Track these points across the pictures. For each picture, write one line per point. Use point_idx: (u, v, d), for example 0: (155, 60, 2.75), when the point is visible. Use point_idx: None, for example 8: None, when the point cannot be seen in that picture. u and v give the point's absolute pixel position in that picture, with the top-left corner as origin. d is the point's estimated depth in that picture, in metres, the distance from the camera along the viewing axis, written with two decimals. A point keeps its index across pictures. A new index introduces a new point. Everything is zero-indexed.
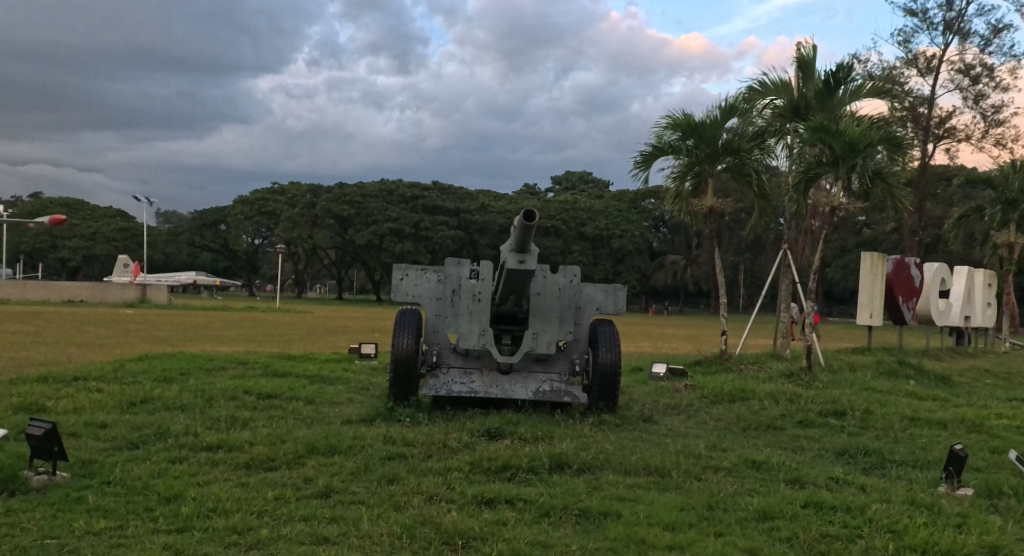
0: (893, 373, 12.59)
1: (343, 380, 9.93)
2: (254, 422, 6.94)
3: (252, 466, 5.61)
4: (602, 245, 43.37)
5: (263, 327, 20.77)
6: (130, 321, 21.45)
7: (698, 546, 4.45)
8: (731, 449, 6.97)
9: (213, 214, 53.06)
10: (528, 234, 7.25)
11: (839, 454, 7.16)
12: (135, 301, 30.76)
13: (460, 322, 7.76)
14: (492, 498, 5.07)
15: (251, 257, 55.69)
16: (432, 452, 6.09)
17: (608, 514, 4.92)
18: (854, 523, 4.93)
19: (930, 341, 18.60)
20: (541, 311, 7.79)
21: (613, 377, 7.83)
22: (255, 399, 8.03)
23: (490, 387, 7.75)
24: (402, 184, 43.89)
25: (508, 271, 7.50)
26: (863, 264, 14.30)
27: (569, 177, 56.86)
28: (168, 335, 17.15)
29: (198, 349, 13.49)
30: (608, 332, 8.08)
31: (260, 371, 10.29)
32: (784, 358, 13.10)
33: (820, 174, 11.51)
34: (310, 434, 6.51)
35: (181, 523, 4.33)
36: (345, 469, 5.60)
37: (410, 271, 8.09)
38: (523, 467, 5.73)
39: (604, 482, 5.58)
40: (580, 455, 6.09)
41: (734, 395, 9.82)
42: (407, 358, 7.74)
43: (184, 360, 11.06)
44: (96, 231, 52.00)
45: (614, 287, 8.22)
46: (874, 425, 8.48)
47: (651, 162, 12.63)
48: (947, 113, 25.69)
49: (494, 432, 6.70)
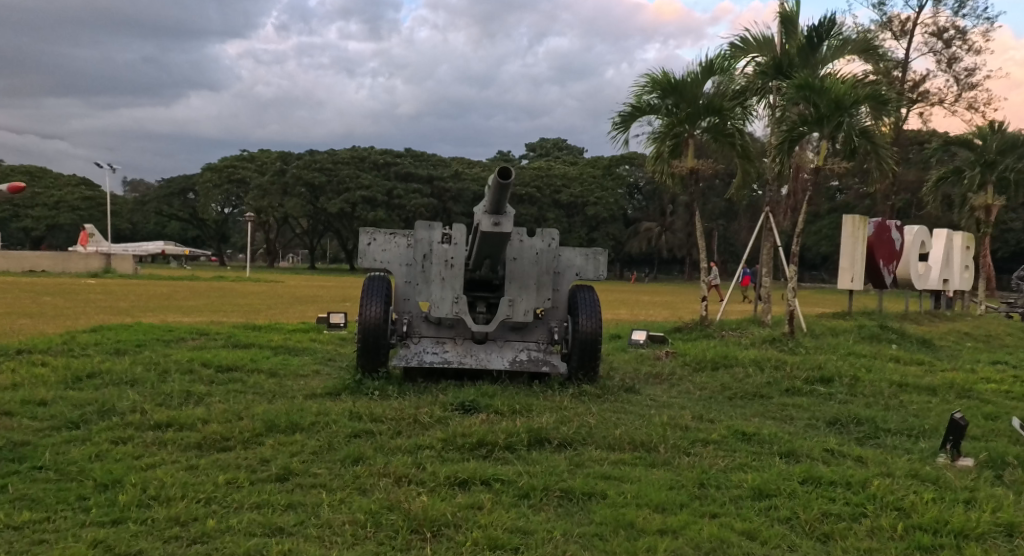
0: (875, 338, 12.32)
1: (309, 351, 9.47)
2: (211, 397, 6.48)
3: (204, 447, 5.16)
4: (577, 212, 43.00)
5: (230, 297, 20.19)
6: (94, 292, 20.69)
7: (692, 530, 4.06)
8: (718, 419, 6.60)
9: (181, 182, 51.98)
10: (504, 193, 6.74)
11: (830, 423, 6.82)
12: (100, 271, 29.88)
13: (431, 289, 7.28)
14: (465, 478, 4.65)
15: (220, 227, 54.66)
16: (403, 429, 5.66)
17: (593, 495, 4.51)
18: (856, 499, 4.54)
19: (908, 304, 18.41)
20: (517, 276, 7.33)
21: (594, 346, 7.42)
22: (213, 372, 7.56)
23: (465, 357, 7.35)
24: (373, 151, 43.12)
25: (482, 234, 7.01)
26: (844, 226, 13.91)
27: (543, 144, 56.22)
28: (130, 306, 16.54)
29: (162, 320, 12.93)
30: (588, 299, 7.65)
31: (221, 342, 9.80)
32: (764, 324, 12.77)
33: (804, 133, 11.08)
34: (270, 411, 6.06)
35: (115, 514, 3.89)
36: (306, 448, 5.17)
37: (378, 236, 7.61)
38: (500, 444, 5.31)
39: (587, 459, 5.18)
40: (560, 429, 5.68)
41: (716, 362, 9.47)
42: (376, 328, 7.27)
43: (142, 331, 10.54)
44: (60, 199, 50.68)
45: (594, 251, 7.79)
46: (863, 392, 8.16)
47: (631, 123, 12.16)
48: (922, 77, 25.39)
49: (469, 405, 6.28)
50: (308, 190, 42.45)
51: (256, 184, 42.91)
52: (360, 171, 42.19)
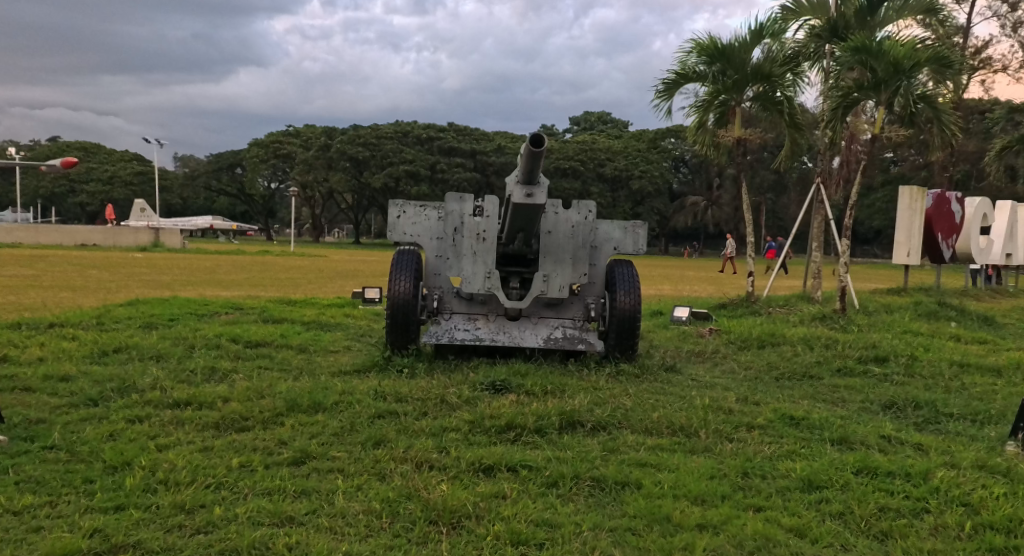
0: (932, 316, 11.79)
1: (342, 326, 9.26)
2: (236, 374, 6.29)
3: (221, 427, 4.94)
4: (622, 186, 42.50)
5: (273, 272, 20.08)
6: (141, 265, 20.72)
7: (734, 526, 3.74)
8: (764, 402, 6.24)
9: (229, 157, 52.30)
10: (537, 162, 6.38)
11: (885, 407, 6.41)
12: (149, 245, 30.14)
13: (463, 264, 6.99)
14: (491, 464, 4.38)
15: (267, 201, 55.00)
16: (428, 410, 5.40)
17: (627, 484, 4.22)
18: (917, 493, 4.17)
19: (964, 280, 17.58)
20: (552, 250, 7.01)
21: (632, 323, 7.08)
22: (240, 348, 7.38)
23: (497, 334, 7.08)
24: (417, 125, 42.81)
25: (514, 205, 6.69)
26: (901, 198, 13.28)
27: (589, 117, 55.51)
28: (173, 280, 16.49)
29: (200, 294, 12.83)
30: (626, 274, 7.30)
31: (254, 317, 9.64)
32: (814, 301, 12.27)
33: (860, 99, 10.56)
34: (294, 389, 5.84)
35: (118, 499, 3.68)
36: (326, 430, 4.94)
37: (408, 208, 7.34)
38: (530, 428, 5.03)
39: (622, 444, 4.88)
40: (594, 412, 5.38)
41: (763, 341, 9.07)
42: (405, 304, 7.01)
43: (177, 305, 10.42)
44: (112, 174, 51.21)
45: (633, 224, 7.45)
46: (921, 372, 7.73)
47: (675, 90, 11.72)
48: (984, 43, 24.33)
49: (499, 385, 6.00)
50: (353, 165, 42.36)
51: (301, 159, 42.95)
52: (404, 146, 41.97)
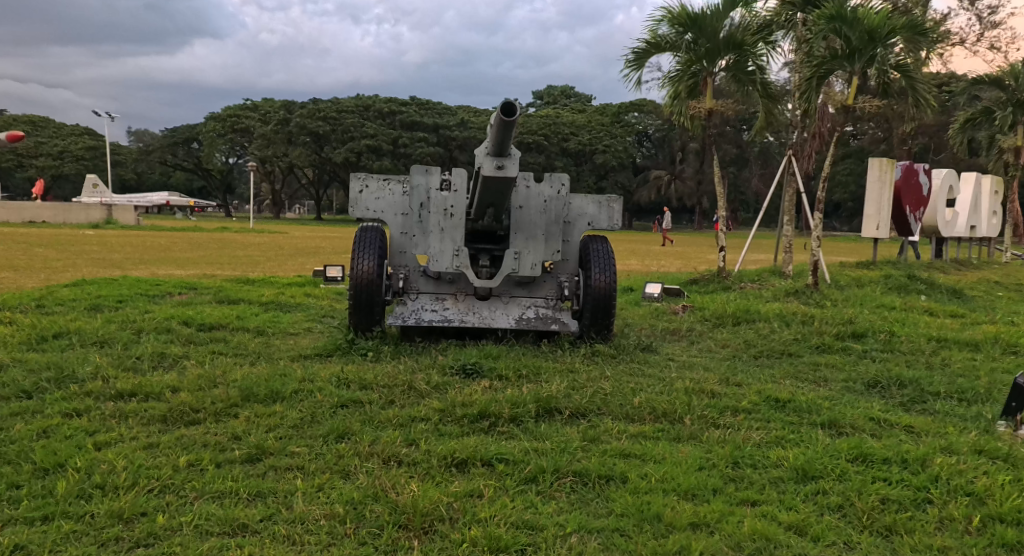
0: (903, 289, 11.65)
1: (302, 307, 8.85)
2: (187, 360, 5.90)
3: (169, 420, 4.55)
4: (586, 160, 42.27)
5: (230, 249, 19.49)
6: (91, 243, 19.97)
7: (728, 524, 3.48)
8: (746, 383, 5.99)
9: (185, 132, 51.05)
10: (508, 132, 5.99)
11: (869, 386, 6.18)
12: (101, 222, 29.22)
13: (430, 241, 6.63)
14: (464, 458, 4.06)
15: (226, 177, 53.91)
16: (395, 398, 5.06)
17: (611, 478, 3.93)
18: (917, 480, 3.92)
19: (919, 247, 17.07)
20: (524, 226, 6.67)
21: (608, 301, 6.76)
22: (193, 331, 6.97)
23: (467, 315, 6.74)
24: (378, 99, 42.04)
25: (483, 178, 6.30)
26: (870, 170, 12.98)
27: (551, 91, 55.07)
28: (125, 258, 15.88)
29: (153, 273, 12.31)
30: (601, 250, 6.97)
31: (209, 297, 9.19)
32: (785, 275, 12.06)
33: (833, 69, 10.30)
34: (250, 376, 5.47)
35: (47, 507, 3.34)
36: (285, 422, 4.58)
37: (370, 182, 7.01)
38: (505, 417, 4.72)
39: (603, 433, 4.59)
40: (572, 397, 5.07)
41: (738, 317, 8.82)
42: (369, 284, 6.63)
43: (126, 285, 9.91)
44: (64, 149, 49.70)
45: (608, 199, 7.16)
46: (900, 348, 7.53)
47: (645, 60, 11.39)
48: (944, 15, 24.29)
49: (471, 368, 5.67)
50: (313, 140, 41.52)
51: (260, 133, 41.98)
52: (365, 120, 41.22)
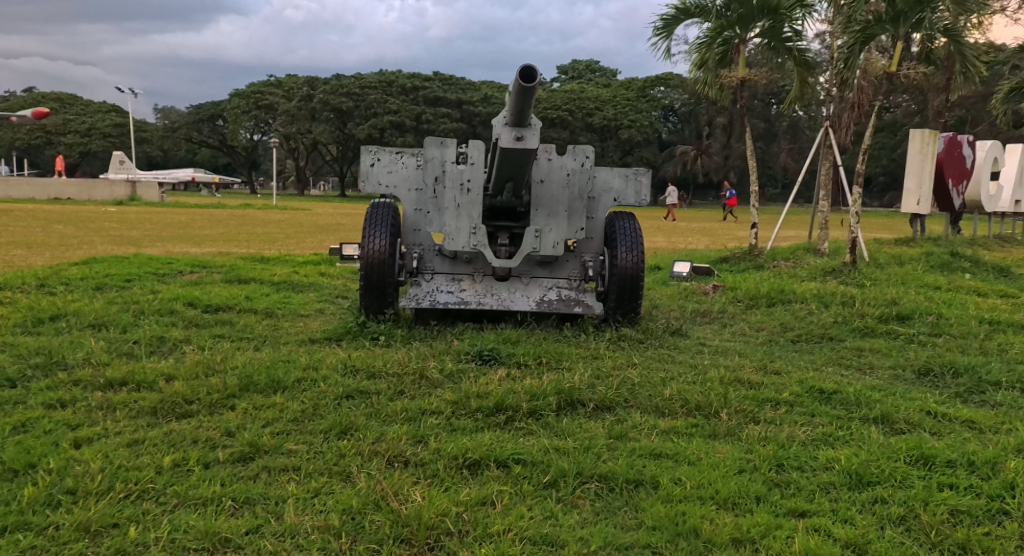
0: (946, 268, 11.09)
1: (315, 287, 8.49)
2: (188, 345, 5.55)
3: (158, 413, 4.18)
4: (611, 135, 41.57)
5: (251, 227, 19.18)
6: (111, 220, 19.75)
7: (778, 543, 3.08)
8: (786, 370, 5.54)
9: (209, 108, 50.85)
10: (528, 100, 5.53)
11: (920, 374, 5.70)
12: (125, 199, 28.97)
13: (445, 218, 6.23)
14: (477, 458, 3.68)
15: (250, 154, 53.75)
16: (406, 388, 4.68)
17: (641, 483, 3.53)
18: (989, 488, 3.50)
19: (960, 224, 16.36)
20: (545, 202, 6.25)
21: (635, 282, 6.33)
22: (198, 313, 6.62)
23: (484, 297, 6.35)
24: (401, 74, 41.51)
25: (502, 150, 5.87)
26: (911, 142, 12.25)
27: (576, 65, 54.33)
28: (143, 236, 15.60)
29: (167, 251, 11.99)
30: (628, 228, 6.53)
31: (220, 276, 8.85)
32: (821, 253, 11.51)
33: (876, 34, 9.69)
34: (251, 363, 5.10)
35: (7, 517, 3.02)
36: (283, 416, 4.20)
37: (383, 155, 6.60)
38: (523, 410, 4.32)
39: (631, 428, 4.18)
40: (598, 389, 4.66)
41: (772, 298, 8.35)
42: (381, 264, 6.24)
43: (135, 264, 9.59)
44: (90, 126, 49.68)
45: (635, 172, 6.71)
46: (949, 331, 7.03)
47: (674, 27, 10.86)
48: None
49: (488, 354, 5.27)
50: (336, 115, 41.15)
51: (284, 109, 41.66)
52: (388, 96, 40.75)
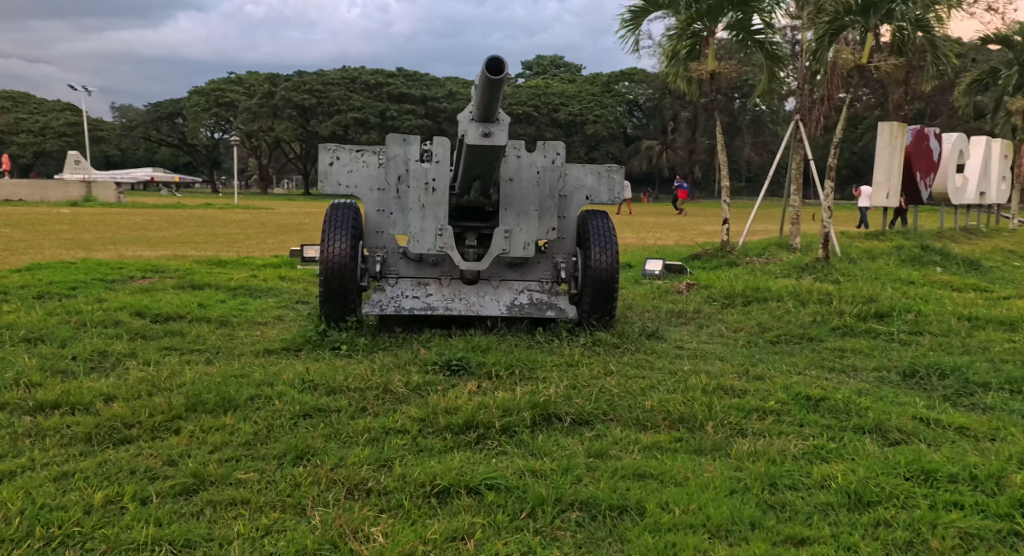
0: (919, 261, 10.94)
1: (273, 291, 8.10)
2: (132, 360, 5.18)
3: (93, 440, 3.83)
4: (577, 130, 41.36)
5: (209, 227, 18.65)
6: (63, 221, 19.10)
7: None
8: (769, 375, 5.28)
9: (168, 106, 49.85)
10: (496, 93, 5.20)
11: (906, 375, 5.45)
12: (80, 200, 28.19)
13: (410, 219, 5.90)
14: (446, 484, 3.36)
15: (211, 152, 52.83)
16: (368, 404, 4.35)
17: (626, 509, 3.24)
18: (997, 506, 3.26)
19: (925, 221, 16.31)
20: (515, 201, 5.93)
21: (610, 284, 6.04)
22: (146, 323, 6.23)
23: (452, 301, 6.03)
24: (364, 70, 40.94)
25: (468, 147, 5.53)
26: (880, 135, 11.91)
27: (541, 61, 54.06)
28: (96, 238, 15.05)
29: (119, 255, 11.50)
30: (602, 227, 6.24)
31: (174, 282, 8.43)
32: (793, 248, 11.32)
33: (847, 25, 9.49)
34: (200, 378, 4.74)
35: None
36: (232, 440, 3.85)
37: (342, 153, 6.24)
38: (495, 427, 4.01)
39: (612, 445, 3.88)
40: (574, 401, 4.36)
41: (748, 297, 8.11)
42: (342, 268, 5.88)
43: (84, 270, 9.13)
44: (46, 125, 48.46)
45: (608, 169, 6.42)
46: (930, 329, 6.82)
47: (642, 20, 10.59)
48: None
49: (456, 364, 4.95)
50: (298, 113, 40.50)
51: (245, 107, 40.92)
52: (352, 92, 40.15)
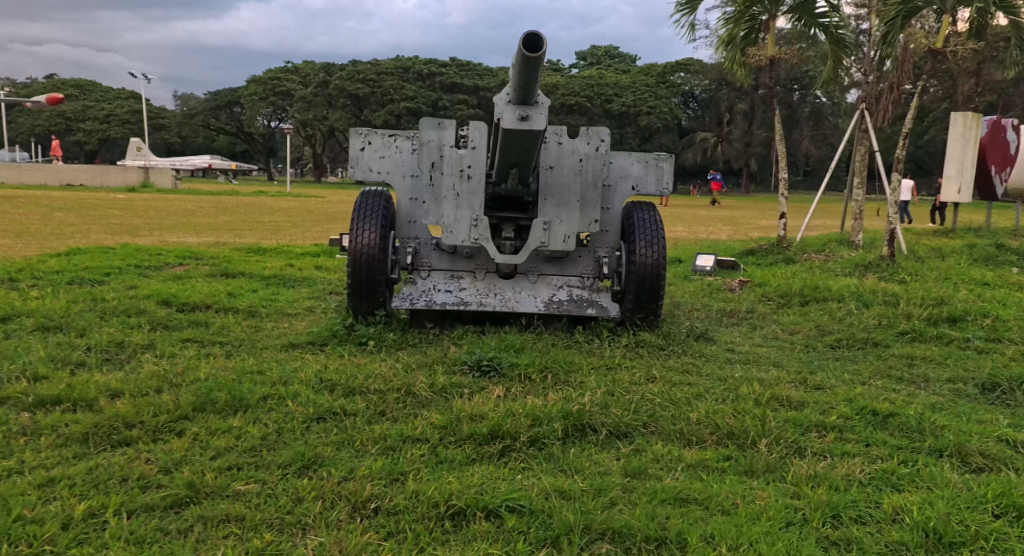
0: (992, 261, 10.26)
1: (307, 281, 7.82)
2: (148, 352, 4.91)
3: (90, 441, 3.54)
4: (630, 121, 40.66)
5: (258, 214, 18.54)
6: (116, 206, 19.15)
7: None
8: (829, 385, 4.81)
9: (226, 94, 50.29)
10: (534, 72, 4.82)
11: (985, 389, 4.93)
12: (137, 186, 28.47)
13: (443, 208, 5.55)
14: (462, 506, 3.03)
15: (267, 140, 53.22)
16: (388, 408, 4.01)
17: (667, 543, 2.87)
18: None
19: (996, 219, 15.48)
20: (555, 191, 5.55)
21: (656, 281, 5.61)
22: (170, 313, 5.98)
23: (487, 296, 5.67)
24: (417, 59, 40.76)
25: (504, 131, 5.16)
26: (952, 126, 11.24)
27: (595, 51, 53.36)
28: (145, 224, 15.00)
29: (161, 241, 11.34)
30: (648, 220, 5.82)
31: (209, 270, 8.19)
32: (855, 245, 10.72)
33: (920, 7, 8.86)
34: (214, 374, 4.44)
35: None
36: (237, 445, 3.53)
37: (375, 138, 5.91)
38: (523, 438, 3.64)
39: (653, 462, 3.49)
40: (612, 411, 3.96)
41: (806, 297, 7.59)
42: (371, 259, 5.56)
43: (120, 256, 8.96)
44: (108, 113, 49.27)
45: (656, 157, 5.99)
46: (1008, 337, 6.25)
47: (699, 3, 10.08)
48: None
49: (487, 365, 4.58)
50: (352, 101, 40.48)
51: (300, 96, 41.06)
52: (405, 81, 40.00)
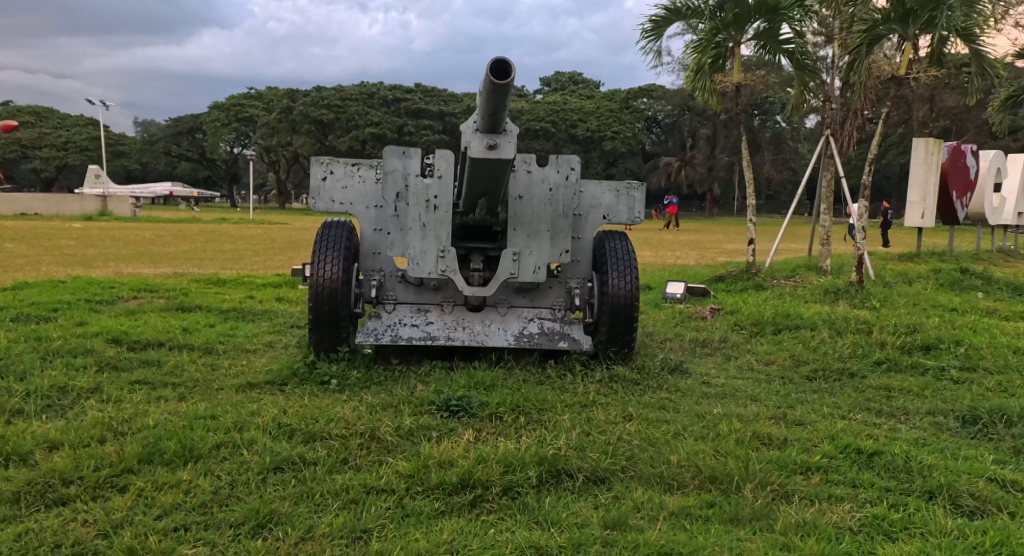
0: (958, 285, 10.24)
1: (268, 314, 7.54)
2: (94, 397, 4.62)
3: (23, 502, 3.26)
4: (595, 146, 40.77)
5: (219, 242, 18.14)
6: (71, 236, 18.63)
7: None
8: (810, 421, 4.65)
9: (188, 120, 49.69)
10: (503, 100, 4.64)
11: (966, 422, 4.81)
12: (94, 214, 27.85)
13: (409, 239, 5.34)
14: None
15: (229, 167, 52.60)
16: (351, 456, 3.76)
17: None
18: None
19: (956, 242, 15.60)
20: (525, 221, 5.37)
21: (629, 312, 5.43)
22: (120, 351, 5.68)
23: (455, 330, 5.46)
24: (382, 85, 40.60)
25: (472, 161, 4.97)
26: (917, 151, 11.27)
27: (559, 77, 53.56)
28: (100, 254, 14.55)
29: (117, 272, 10.98)
30: (620, 249, 5.65)
31: (164, 303, 7.88)
32: (823, 271, 10.66)
33: (884, 34, 8.86)
34: (165, 420, 4.17)
35: None
36: (185, 502, 3.27)
37: (337, 167, 5.70)
38: (496, 487, 3.43)
39: (634, 511, 3.29)
40: (587, 454, 3.76)
41: (778, 325, 7.47)
42: (334, 293, 5.33)
43: (72, 289, 8.61)
44: (66, 140, 48.40)
45: (627, 185, 5.85)
46: (984, 365, 6.15)
47: (665, 29, 10.02)
48: None
49: (455, 405, 4.36)
50: (316, 127, 40.16)
51: (263, 122, 40.67)
52: (370, 107, 39.78)
